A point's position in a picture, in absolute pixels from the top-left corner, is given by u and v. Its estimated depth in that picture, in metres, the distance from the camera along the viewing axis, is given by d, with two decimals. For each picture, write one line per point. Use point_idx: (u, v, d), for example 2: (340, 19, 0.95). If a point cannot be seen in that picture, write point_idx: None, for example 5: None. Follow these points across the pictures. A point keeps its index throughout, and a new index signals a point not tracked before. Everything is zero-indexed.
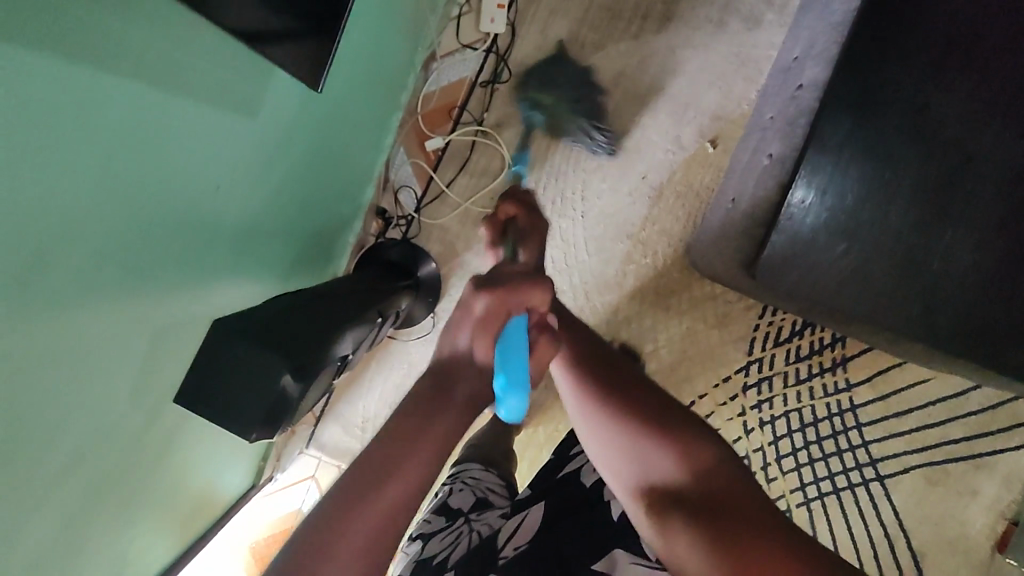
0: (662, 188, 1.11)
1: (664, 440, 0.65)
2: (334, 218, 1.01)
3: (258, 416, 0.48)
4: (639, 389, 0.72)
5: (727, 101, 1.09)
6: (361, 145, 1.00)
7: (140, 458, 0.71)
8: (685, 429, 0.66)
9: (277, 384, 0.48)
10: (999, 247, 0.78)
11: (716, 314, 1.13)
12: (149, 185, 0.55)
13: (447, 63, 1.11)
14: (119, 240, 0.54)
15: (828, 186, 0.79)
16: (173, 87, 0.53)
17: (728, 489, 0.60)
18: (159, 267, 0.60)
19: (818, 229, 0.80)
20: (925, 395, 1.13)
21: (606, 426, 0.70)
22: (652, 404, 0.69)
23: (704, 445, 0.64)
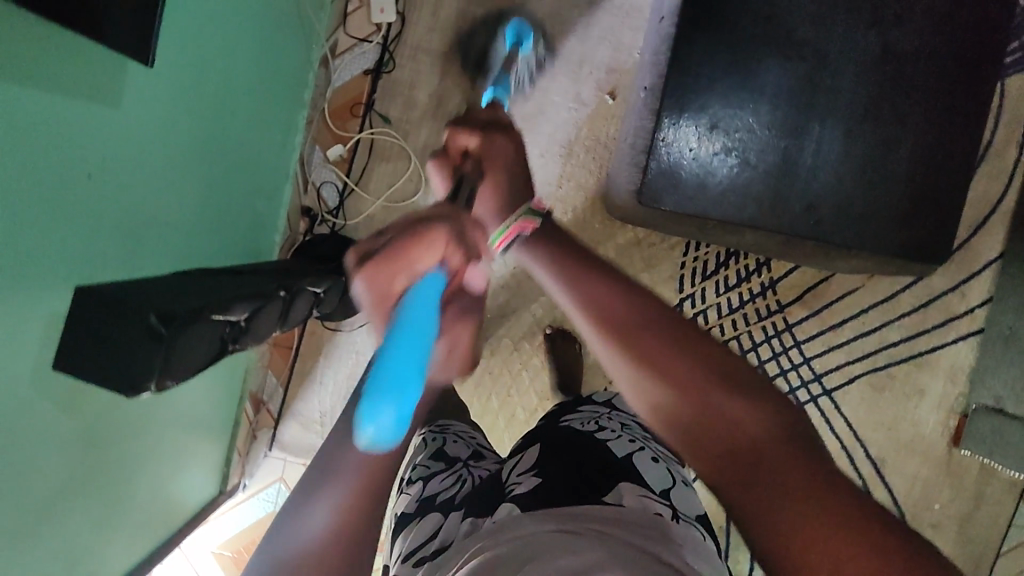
0: (571, 145, 1.15)
1: (706, 403, 0.50)
2: (254, 220, 1.04)
3: (128, 357, 0.50)
4: (675, 350, 0.52)
5: (617, 53, 1.13)
6: (271, 146, 1.03)
7: (79, 466, 0.73)
8: (732, 389, 0.50)
9: (142, 321, 0.50)
10: (862, 135, 0.83)
11: (643, 259, 1.17)
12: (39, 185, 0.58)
13: (346, 60, 1.14)
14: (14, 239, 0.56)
15: (696, 106, 0.84)
16: (54, 94, 0.55)
17: (792, 470, 0.45)
18: (62, 276, 0.62)
19: (697, 150, 0.84)
20: (856, 304, 1.16)
21: (640, 365, 0.53)
22: (691, 351, 0.52)
23: (754, 408, 0.49)
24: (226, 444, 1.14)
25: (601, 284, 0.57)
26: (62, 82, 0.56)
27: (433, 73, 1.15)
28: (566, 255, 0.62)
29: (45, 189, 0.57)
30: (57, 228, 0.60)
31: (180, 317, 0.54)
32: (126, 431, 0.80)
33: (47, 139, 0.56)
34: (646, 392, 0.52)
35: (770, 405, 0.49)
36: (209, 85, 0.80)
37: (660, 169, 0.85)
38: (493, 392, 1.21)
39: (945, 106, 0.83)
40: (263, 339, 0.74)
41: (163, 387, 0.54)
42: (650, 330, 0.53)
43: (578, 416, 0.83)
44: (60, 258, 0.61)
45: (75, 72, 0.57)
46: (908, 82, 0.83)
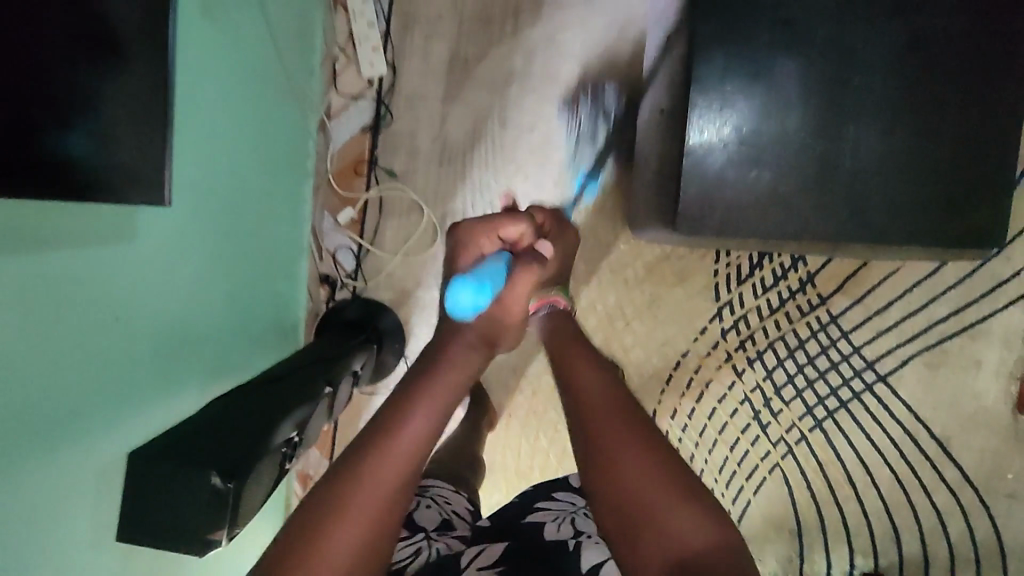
0: (585, 170, 1.11)
1: (612, 468, 0.59)
2: (275, 303, 1.00)
3: (198, 525, 0.46)
4: (621, 434, 0.61)
5: (620, 67, 1.09)
6: (280, 225, 1.00)
7: None
8: (675, 477, 0.58)
9: (209, 484, 0.47)
10: (902, 126, 0.79)
11: (675, 272, 1.14)
12: (73, 340, 0.54)
13: (342, 119, 1.10)
14: (56, 402, 0.52)
15: (722, 122, 0.80)
16: (58, 251, 0.52)
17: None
18: (103, 420, 0.59)
19: (726, 169, 0.81)
20: (899, 285, 1.13)
21: (615, 451, 0.60)
22: (644, 451, 0.60)
23: (687, 513, 0.55)
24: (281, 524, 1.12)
25: (600, 378, 0.70)
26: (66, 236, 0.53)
27: (433, 118, 1.11)
28: (583, 354, 0.76)
29: (71, 343, 0.54)
30: (91, 375, 0.57)
31: (239, 465, 0.50)
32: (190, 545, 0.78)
33: (60, 297, 0.53)
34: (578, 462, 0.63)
35: (702, 516, 0.55)
36: (215, 186, 0.77)
37: (693, 194, 0.82)
38: (542, 432, 1.17)
39: (987, 80, 0.78)
40: (313, 442, 0.71)
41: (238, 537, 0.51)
42: (629, 419, 0.64)
43: (550, 509, 0.79)
44: (99, 403, 0.58)
45: (77, 221, 0.54)
46: (944, 66, 0.78)
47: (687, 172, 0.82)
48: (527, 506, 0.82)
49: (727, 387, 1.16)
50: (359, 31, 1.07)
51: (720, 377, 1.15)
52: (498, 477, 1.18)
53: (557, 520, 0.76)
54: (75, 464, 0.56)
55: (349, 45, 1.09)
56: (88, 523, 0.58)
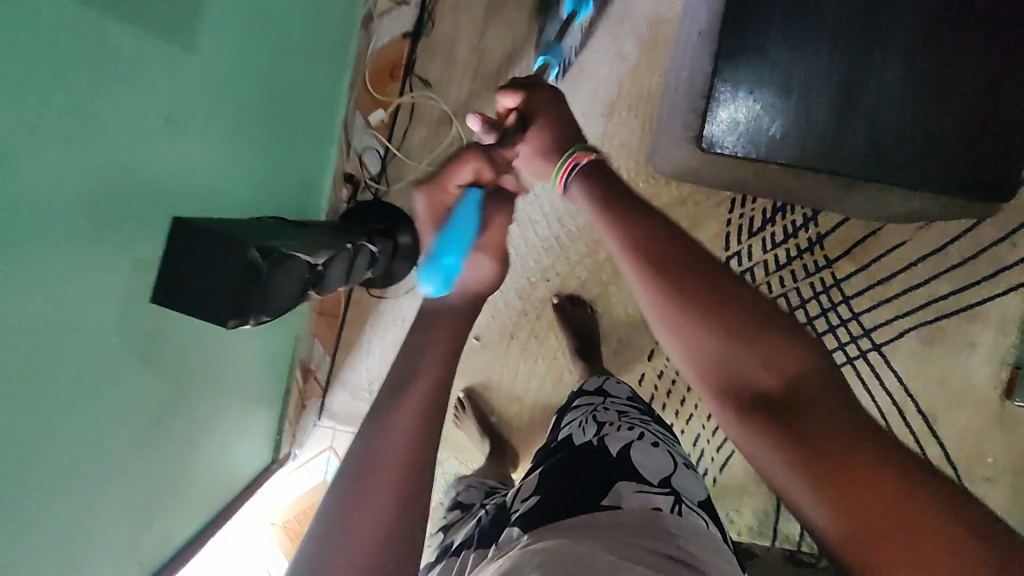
0: (613, 104, 1.14)
1: (739, 340, 0.51)
2: (306, 187, 1.03)
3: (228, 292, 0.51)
4: (723, 297, 0.53)
5: (658, 9, 1.12)
6: (321, 111, 1.03)
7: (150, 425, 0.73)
8: (764, 328, 0.52)
9: (244, 256, 0.51)
10: (927, 70, 0.81)
11: (688, 217, 1.16)
12: (130, 132, 0.57)
13: (386, 22, 1.13)
14: (103, 181, 0.55)
15: (760, 47, 0.82)
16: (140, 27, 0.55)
17: (837, 423, 0.47)
18: (141, 210, 0.61)
19: (756, 91, 0.82)
20: (903, 258, 1.16)
21: (691, 288, 0.53)
22: (734, 305, 0.52)
23: (803, 359, 0.51)
24: (278, 410, 1.15)
25: (652, 228, 0.57)
26: (143, 15, 0.55)
27: (472, 35, 1.14)
28: (625, 198, 0.61)
29: (126, 116, 0.56)
30: (137, 158, 0.59)
31: (275, 253, 0.54)
32: (193, 384, 0.82)
33: (132, 69, 0.55)
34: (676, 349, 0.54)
35: (807, 346, 0.51)
36: (269, 37, 0.79)
37: (718, 114, 0.84)
38: (539, 356, 1.19)
39: (1013, 40, 0.81)
40: (332, 289, 0.75)
41: (258, 322, 0.55)
42: (685, 262, 0.55)
43: (575, 418, 0.85)
44: (136, 199, 0.60)
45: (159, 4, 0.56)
46: (972, 20, 0.81)
47: (718, 92, 0.84)
48: (556, 427, 0.89)
49: None
50: None
51: None
52: (490, 398, 1.20)
53: (576, 426, 0.82)
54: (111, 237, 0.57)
55: None
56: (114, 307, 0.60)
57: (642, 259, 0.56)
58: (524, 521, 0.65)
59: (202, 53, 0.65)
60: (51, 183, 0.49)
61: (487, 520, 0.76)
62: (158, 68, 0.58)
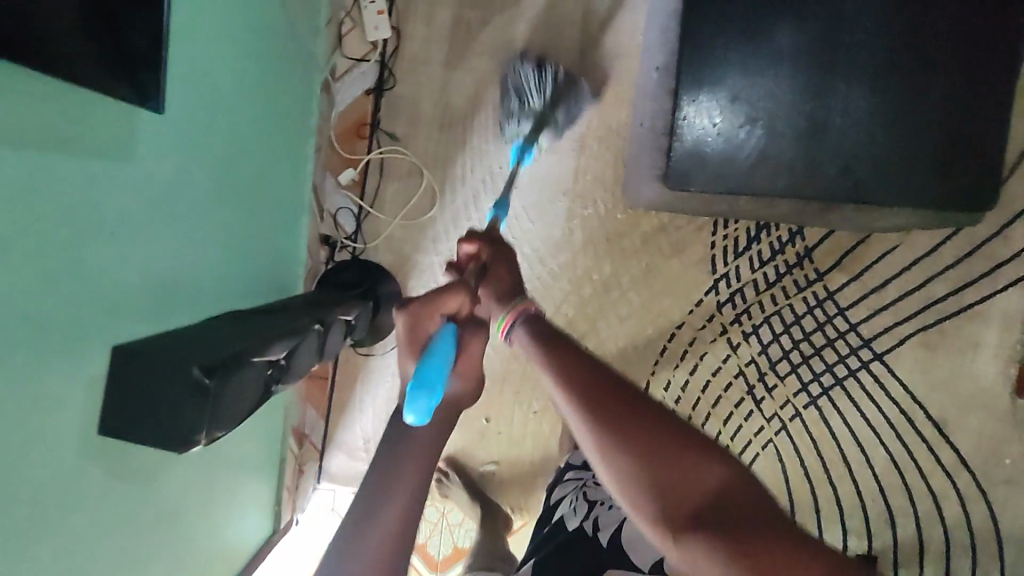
0: (583, 139, 1.12)
1: (657, 464, 0.54)
2: (278, 257, 1.03)
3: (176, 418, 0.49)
4: (628, 410, 0.58)
5: (619, 39, 1.10)
6: (283, 180, 1.02)
7: (135, 539, 0.71)
8: (663, 430, 0.56)
9: (189, 378, 0.50)
10: (893, 86, 0.79)
11: (671, 244, 1.14)
12: (66, 262, 0.55)
13: (347, 82, 1.12)
14: (39, 313, 0.52)
15: (712, 90, 0.81)
16: (70, 153, 0.54)
17: (745, 522, 0.51)
18: (102, 326, 0.60)
19: (720, 125, 0.80)
20: (897, 263, 1.13)
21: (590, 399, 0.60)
22: (656, 429, 0.56)
23: (716, 465, 0.54)
24: (274, 480, 1.14)
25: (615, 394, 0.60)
26: (63, 143, 0.53)
27: (435, 84, 1.12)
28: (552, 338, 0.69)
29: (65, 245, 0.55)
30: (86, 279, 0.58)
31: (221, 370, 0.53)
32: (182, 480, 0.81)
33: (64, 195, 0.53)
34: (603, 450, 0.57)
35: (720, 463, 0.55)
36: (220, 123, 0.78)
37: (684, 150, 0.82)
38: (534, 398, 1.17)
39: (972, 46, 0.79)
40: (300, 374, 0.73)
41: (213, 439, 0.54)
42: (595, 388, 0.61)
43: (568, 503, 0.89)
44: (85, 323, 0.58)
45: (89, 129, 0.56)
46: (934, 28, 0.79)
47: (680, 130, 0.82)
48: (546, 505, 0.94)
49: (722, 360, 1.15)
50: None
51: (716, 351, 1.15)
52: (490, 446, 1.18)
53: (567, 503, 0.89)
54: (77, 364, 0.57)
55: (355, 9, 1.10)
56: (85, 431, 0.59)
57: (571, 387, 0.61)
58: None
59: (142, 162, 0.64)
60: None
61: None
62: (87, 184, 0.56)
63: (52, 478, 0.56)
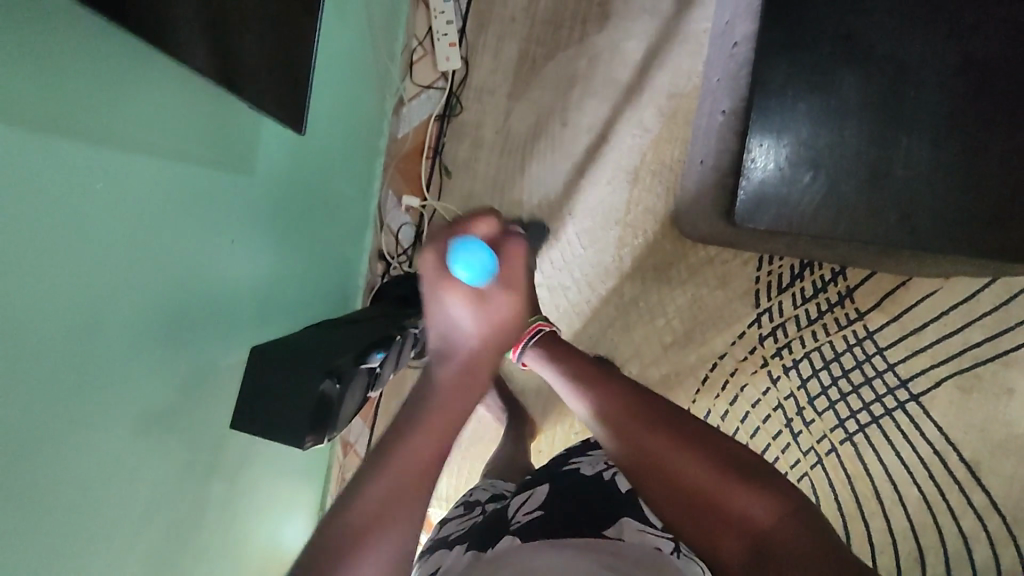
0: (637, 171, 1.17)
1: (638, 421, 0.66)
2: (343, 270, 1.07)
3: (307, 421, 0.54)
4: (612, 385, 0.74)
5: (677, 78, 1.16)
6: (355, 195, 1.07)
7: (211, 530, 0.74)
8: (689, 444, 0.61)
9: (318, 387, 0.54)
10: (951, 140, 0.84)
11: (717, 276, 1.18)
12: (186, 259, 0.59)
13: (414, 106, 1.18)
14: (167, 307, 0.57)
15: (781, 136, 0.85)
16: (199, 163, 0.59)
17: (785, 539, 0.52)
18: (209, 323, 0.65)
19: (783, 168, 0.85)
20: (937, 307, 1.17)
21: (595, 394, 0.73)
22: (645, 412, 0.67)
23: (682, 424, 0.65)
24: (319, 485, 1.17)
25: (618, 389, 0.72)
26: (189, 151, 0.57)
27: (498, 112, 1.18)
28: (584, 357, 0.83)
29: (186, 246, 0.59)
30: (200, 278, 0.62)
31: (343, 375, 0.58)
32: (252, 477, 0.84)
33: (189, 200, 0.58)
34: (616, 448, 0.65)
35: (759, 495, 0.56)
36: (316, 141, 0.84)
37: (748, 190, 0.86)
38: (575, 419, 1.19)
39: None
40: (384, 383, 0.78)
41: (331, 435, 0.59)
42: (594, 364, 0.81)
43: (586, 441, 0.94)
44: (198, 317, 0.63)
45: (215, 145, 0.61)
46: (993, 88, 0.83)
47: (747, 169, 0.86)
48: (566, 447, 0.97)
49: (762, 393, 1.18)
50: (439, 28, 1.14)
51: (756, 382, 1.18)
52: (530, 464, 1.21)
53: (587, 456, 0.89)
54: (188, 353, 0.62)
55: (427, 38, 1.17)
56: (188, 419, 0.63)
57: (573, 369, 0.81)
58: (523, 533, 0.72)
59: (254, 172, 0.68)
60: (119, 327, 0.51)
61: (482, 523, 0.82)
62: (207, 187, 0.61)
63: (157, 461, 0.60)
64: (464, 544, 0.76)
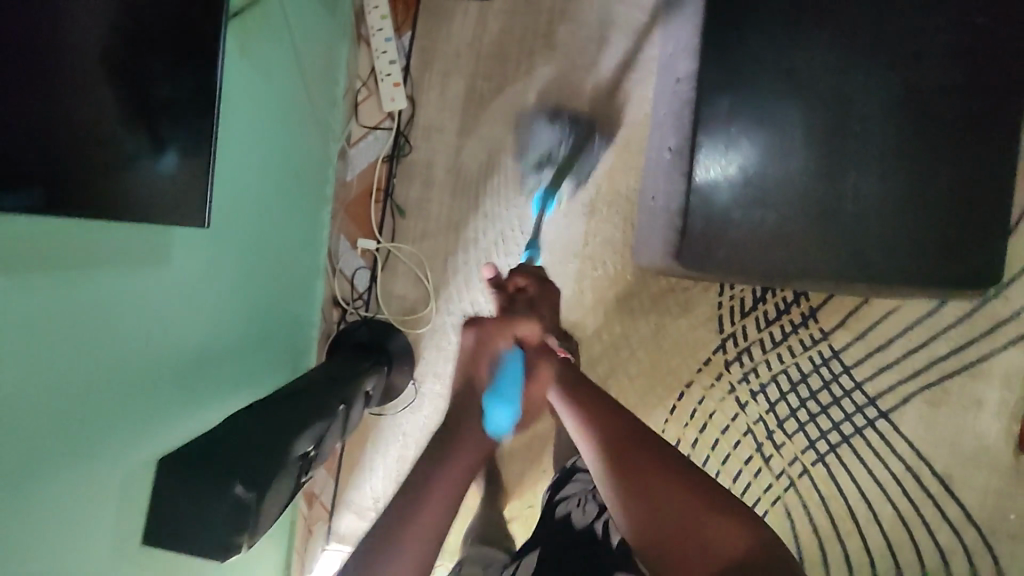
0: (593, 202, 1.15)
1: (664, 482, 0.64)
2: (292, 323, 1.04)
3: (220, 536, 0.49)
4: (648, 471, 0.66)
5: (629, 106, 1.14)
6: (301, 245, 1.04)
7: None
8: (689, 485, 0.64)
9: (231, 495, 0.50)
10: (898, 171, 0.82)
11: (679, 303, 1.17)
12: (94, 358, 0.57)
13: (362, 147, 1.15)
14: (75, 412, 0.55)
15: (729, 142, 0.83)
16: (97, 270, 0.56)
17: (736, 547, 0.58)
18: (131, 415, 0.63)
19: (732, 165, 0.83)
20: (901, 322, 1.16)
21: (635, 476, 0.66)
22: (650, 462, 0.67)
23: (699, 489, 0.63)
24: (284, 541, 1.15)
25: (622, 428, 0.73)
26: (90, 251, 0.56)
27: (448, 150, 1.15)
28: (602, 404, 0.79)
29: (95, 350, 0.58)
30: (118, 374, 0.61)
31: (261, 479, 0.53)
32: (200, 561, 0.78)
33: None
34: (615, 465, 0.68)
35: (750, 526, 0.60)
36: (248, 206, 0.81)
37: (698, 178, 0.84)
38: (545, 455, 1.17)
39: (970, 133, 0.82)
40: (326, 457, 0.75)
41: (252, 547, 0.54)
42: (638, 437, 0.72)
43: (573, 494, 0.82)
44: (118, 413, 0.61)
45: (121, 243, 0.59)
46: (937, 116, 0.82)
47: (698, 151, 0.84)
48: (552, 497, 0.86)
49: (730, 418, 1.17)
50: (382, 68, 1.12)
51: (724, 409, 1.17)
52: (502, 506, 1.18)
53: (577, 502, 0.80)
54: (95, 460, 0.58)
55: (371, 79, 1.14)
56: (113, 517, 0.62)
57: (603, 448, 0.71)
58: None
59: None
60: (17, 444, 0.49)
61: None
62: (119, 277, 0.60)
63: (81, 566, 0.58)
64: None
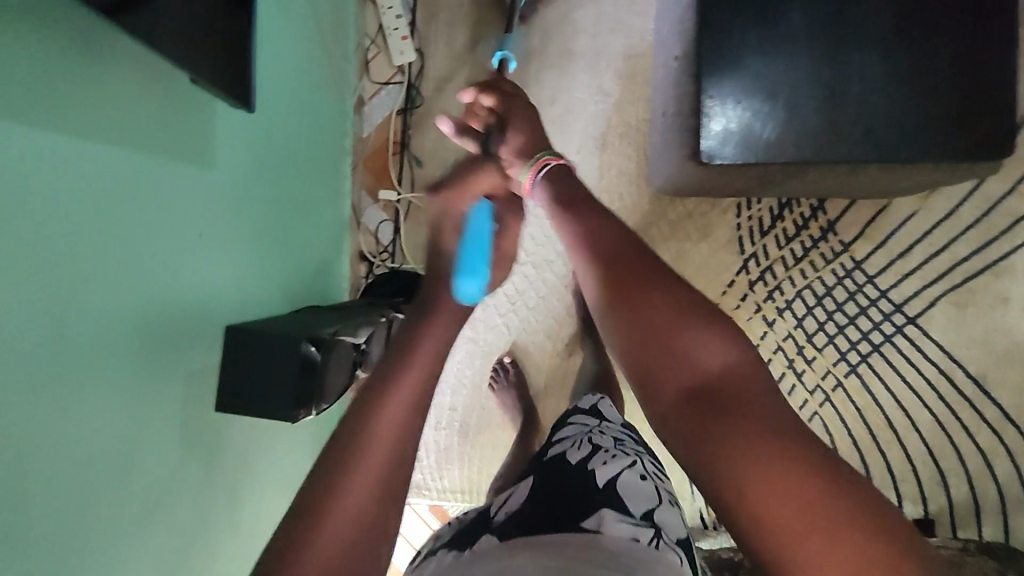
0: (605, 136, 1.18)
1: (680, 340, 0.56)
2: (325, 271, 1.07)
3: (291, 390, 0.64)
4: (683, 327, 0.57)
5: (631, 39, 1.17)
6: (327, 195, 1.07)
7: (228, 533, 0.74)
8: (721, 352, 0.55)
9: (299, 353, 0.64)
10: (903, 51, 0.84)
11: (698, 228, 1.18)
12: None
13: (376, 103, 1.19)
14: None
15: (736, 39, 0.86)
16: None
17: (763, 415, 0.50)
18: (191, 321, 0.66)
19: (740, 62, 0.86)
20: (920, 227, 1.17)
21: (655, 331, 0.58)
22: (686, 325, 0.57)
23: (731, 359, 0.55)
24: None
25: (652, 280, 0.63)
26: None
27: (459, 98, 1.18)
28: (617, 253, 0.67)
29: None
30: None
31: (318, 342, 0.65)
32: (257, 484, 0.80)
33: (174, 197, 0.58)
34: (618, 321, 0.61)
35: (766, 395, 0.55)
36: (278, 141, 0.84)
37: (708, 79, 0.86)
38: None
39: (970, 8, 0.84)
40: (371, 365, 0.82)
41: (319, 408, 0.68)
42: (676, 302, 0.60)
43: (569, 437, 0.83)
44: None
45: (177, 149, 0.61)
46: None
47: (705, 52, 0.86)
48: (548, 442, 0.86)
49: (760, 337, 1.18)
50: (389, 23, 1.15)
51: (752, 328, 1.18)
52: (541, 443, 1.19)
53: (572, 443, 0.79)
54: None
55: (380, 36, 1.17)
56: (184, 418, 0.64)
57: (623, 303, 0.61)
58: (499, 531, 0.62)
59: (224, 168, 0.68)
60: None
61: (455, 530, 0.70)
62: None
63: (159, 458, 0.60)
64: (436, 548, 0.66)
